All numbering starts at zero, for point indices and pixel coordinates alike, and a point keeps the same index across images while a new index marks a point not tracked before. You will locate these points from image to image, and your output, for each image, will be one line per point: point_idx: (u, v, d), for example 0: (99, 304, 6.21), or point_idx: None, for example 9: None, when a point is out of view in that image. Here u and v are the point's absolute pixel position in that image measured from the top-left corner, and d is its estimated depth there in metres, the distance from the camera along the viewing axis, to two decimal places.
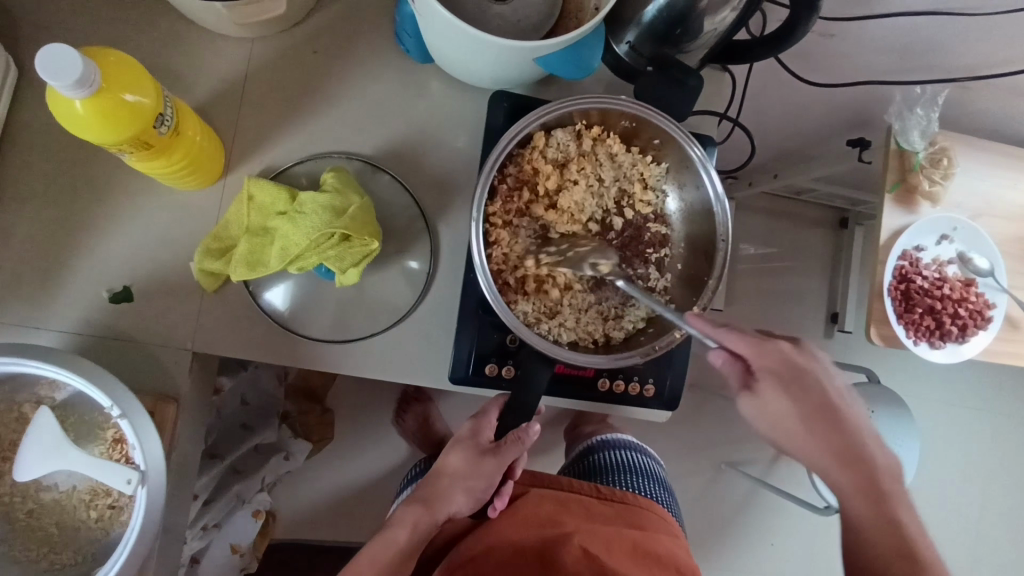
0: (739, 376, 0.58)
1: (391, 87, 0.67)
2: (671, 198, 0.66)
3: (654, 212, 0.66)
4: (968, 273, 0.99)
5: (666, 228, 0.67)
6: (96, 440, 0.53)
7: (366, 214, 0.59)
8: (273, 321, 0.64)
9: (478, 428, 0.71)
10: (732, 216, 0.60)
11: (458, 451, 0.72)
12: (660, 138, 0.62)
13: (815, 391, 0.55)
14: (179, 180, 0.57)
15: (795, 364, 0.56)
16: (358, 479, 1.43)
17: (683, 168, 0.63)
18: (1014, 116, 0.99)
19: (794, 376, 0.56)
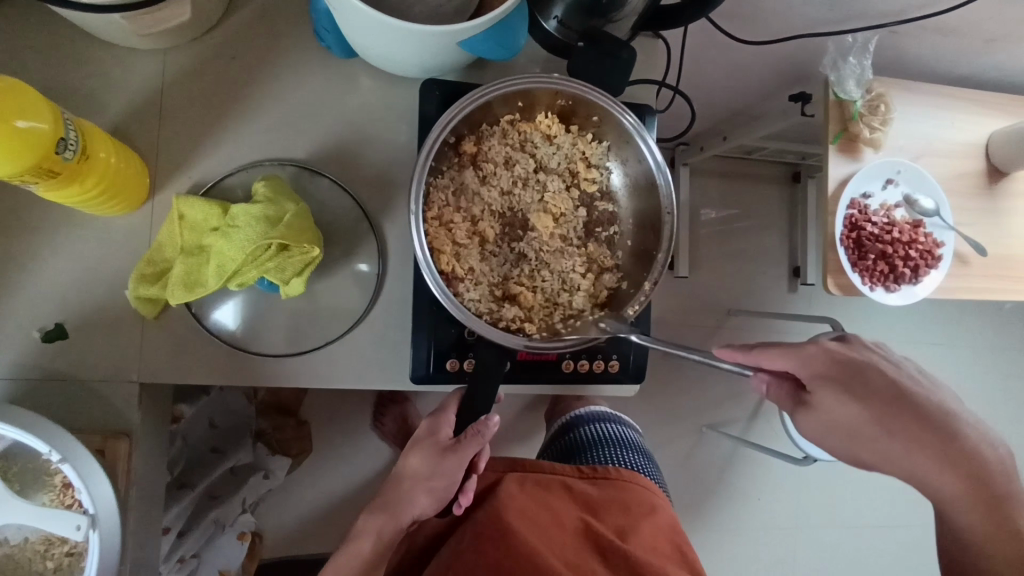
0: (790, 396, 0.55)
1: (318, 86, 0.65)
2: (615, 175, 0.66)
3: (599, 190, 0.66)
4: (915, 214, 1.01)
5: (613, 206, 0.66)
6: (43, 488, 0.49)
7: (302, 221, 0.57)
8: (222, 341, 0.62)
9: (436, 426, 0.69)
10: (675, 188, 0.60)
11: (417, 453, 0.69)
12: (597, 115, 0.61)
13: (879, 393, 0.51)
14: (97, 206, 0.54)
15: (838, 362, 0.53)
16: (344, 488, 1.41)
17: (624, 143, 0.63)
18: (945, 56, 1.01)
19: (852, 377, 0.52)
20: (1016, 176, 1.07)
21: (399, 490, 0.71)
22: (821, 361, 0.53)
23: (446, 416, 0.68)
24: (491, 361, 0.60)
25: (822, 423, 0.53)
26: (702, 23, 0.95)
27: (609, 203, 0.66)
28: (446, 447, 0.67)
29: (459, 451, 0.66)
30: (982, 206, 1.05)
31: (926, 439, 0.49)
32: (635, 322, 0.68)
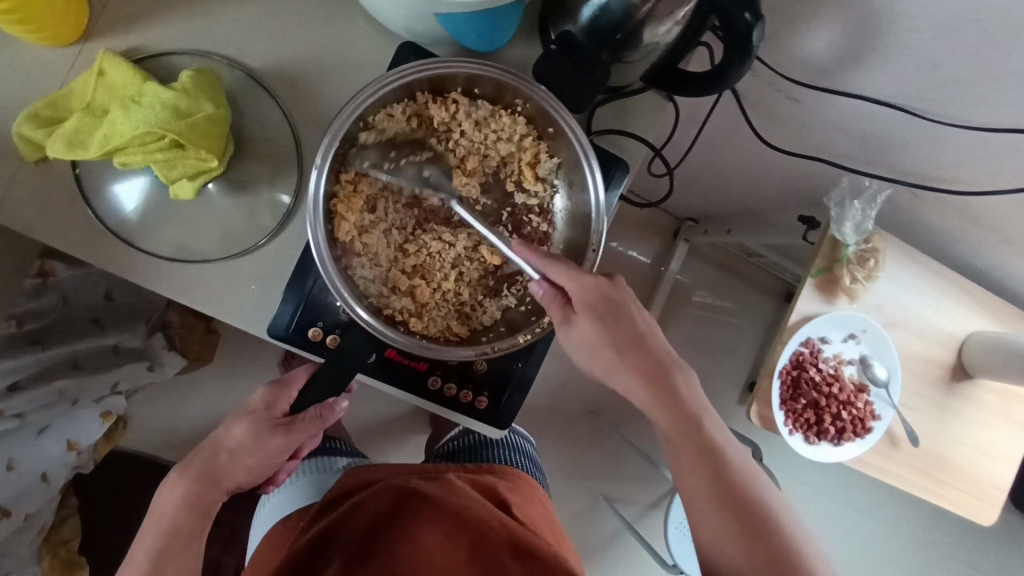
0: (558, 311, 0.55)
1: (302, 6, 0.61)
2: (560, 196, 0.61)
3: (539, 206, 0.61)
4: (864, 379, 0.97)
5: (548, 226, 0.61)
6: None
7: (213, 127, 0.53)
8: (96, 216, 0.58)
9: (273, 399, 0.58)
10: (607, 231, 0.56)
11: (241, 423, 0.58)
12: (554, 128, 0.57)
13: (626, 328, 0.55)
14: (4, 21, 0.51)
15: (612, 301, 0.54)
16: (226, 411, 1.36)
17: (573, 165, 0.58)
18: (961, 241, 0.97)
19: (609, 310, 0.54)
20: (982, 384, 1.02)
21: (212, 461, 0.59)
22: (591, 288, 0.53)
23: (289, 387, 0.59)
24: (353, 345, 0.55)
25: (574, 342, 0.56)
26: (735, 109, 0.91)
27: (545, 221, 0.61)
28: (280, 421, 0.57)
29: (293, 428, 0.57)
30: (935, 398, 1.01)
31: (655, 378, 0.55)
32: (524, 366, 0.63)
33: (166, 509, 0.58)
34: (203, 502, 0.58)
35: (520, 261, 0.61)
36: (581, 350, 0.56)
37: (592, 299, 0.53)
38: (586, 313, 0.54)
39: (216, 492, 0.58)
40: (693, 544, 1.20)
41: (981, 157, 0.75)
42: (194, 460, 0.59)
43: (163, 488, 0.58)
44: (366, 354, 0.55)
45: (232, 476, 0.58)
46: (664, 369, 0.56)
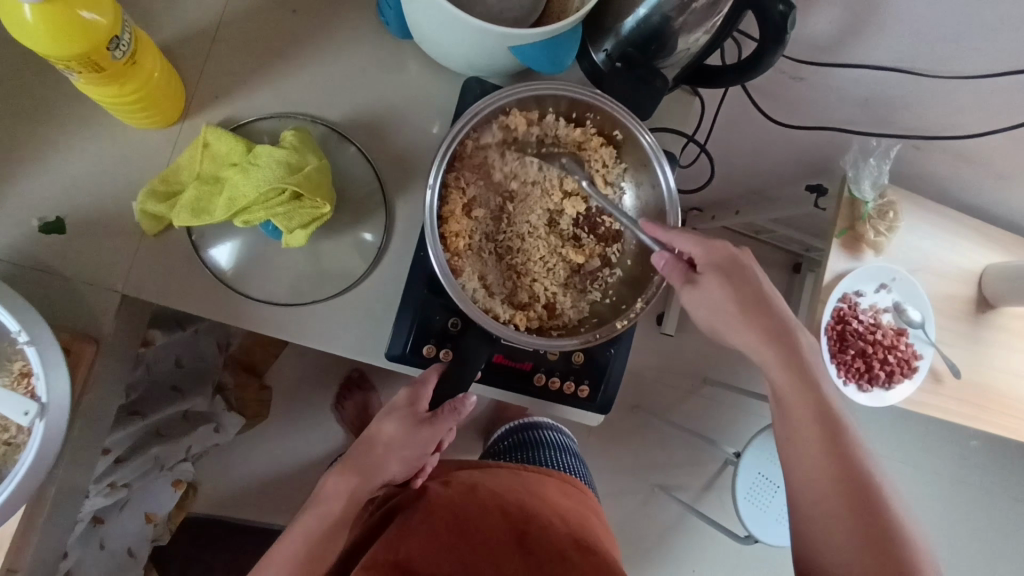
0: (682, 274, 0.60)
1: (368, 60, 0.67)
2: (628, 196, 0.68)
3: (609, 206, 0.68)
4: (901, 322, 1.04)
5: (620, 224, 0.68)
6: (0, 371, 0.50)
7: (321, 176, 0.58)
8: (213, 276, 0.63)
9: (413, 397, 0.63)
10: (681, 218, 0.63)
11: (392, 421, 0.64)
12: (622, 134, 0.64)
13: (750, 285, 0.58)
14: (126, 113, 0.56)
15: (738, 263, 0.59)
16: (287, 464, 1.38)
17: (641, 166, 0.65)
18: (960, 184, 1.05)
19: (733, 269, 0.59)
20: (1003, 311, 1.10)
21: (368, 457, 0.66)
22: (716, 247, 0.59)
23: (422, 388, 0.62)
24: (472, 349, 0.59)
25: (699, 301, 0.59)
26: (741, 97, 0.99)
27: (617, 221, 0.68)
28: (422, 420, 0.62)
29: (433, 424, 0.62)
30: (964, 330, 1.08)
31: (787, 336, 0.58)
32: (617, 352, 0.69)
33: (329, 500, 0.65)
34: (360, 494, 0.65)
35: (598, 258, 0.67)
36: (704, 311, 0.60)
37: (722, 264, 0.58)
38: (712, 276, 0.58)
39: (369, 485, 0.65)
40: (763, 511, 1.24)
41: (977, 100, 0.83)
42: (352, 457, 0.66)
43: (329, 480, 0.66)
44: (485, 355, 0.59)
45: (387, 469, 0.65)
46: (806, 370, 0.57)
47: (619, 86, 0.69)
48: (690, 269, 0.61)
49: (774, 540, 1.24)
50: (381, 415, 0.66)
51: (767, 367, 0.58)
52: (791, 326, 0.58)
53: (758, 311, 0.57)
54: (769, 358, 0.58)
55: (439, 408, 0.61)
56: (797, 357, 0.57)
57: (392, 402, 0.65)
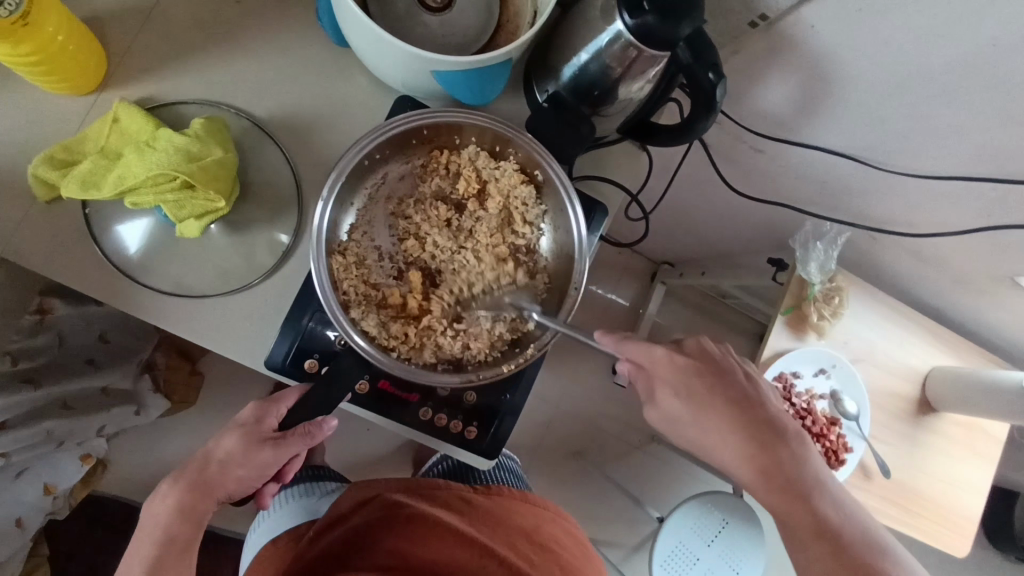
0: (645, 386, 0.63)
1: (306, 61, 0.66)
2: (546, 236, 0.66)
3: (526, 245, 0.65)
4: (835, 412, 1.01)
5: (534, 264, 0.66)
6: None
7: (222, 170, 0.56)
8: (102, 253, 0.60)
9: (263, 413, 0.60)
10: (589, 270, 0.60)
11: (234, 435, 0.59)
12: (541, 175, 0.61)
13: (719, 388, 0.60)
14: (30, 74, 0.54)
15: (708, 353, 0.62)
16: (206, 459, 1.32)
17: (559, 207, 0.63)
18: (916, 281, 1.04)
19: (706, 373, 0.61)
20: (945, 416, 1.07)
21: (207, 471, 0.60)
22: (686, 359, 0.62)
23: (278, 404, 0.60)
24: (344, 367, 0.57)
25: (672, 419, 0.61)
26: (705, 159, 0.98)
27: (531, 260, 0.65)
28: (269, 438, 0.58)
29: (282, 443, 0.58)
30: (903, 429, 1.05)
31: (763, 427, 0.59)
32: (512, 398, 0.66)
33: (157, 514, 0.59)
34: (194, 510, 0.59)
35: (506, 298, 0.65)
36: (666, 425, 0.63)
37: (690, 373, 0.61)
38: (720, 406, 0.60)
39: (204, 502, 0.59)
40: None
41: (927, 203, 0.82)
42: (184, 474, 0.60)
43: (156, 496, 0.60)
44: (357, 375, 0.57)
45: (226, 486, 0.59)
46: (795, 481, 0.57)
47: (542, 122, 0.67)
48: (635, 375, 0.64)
49: None
50: (223, 429, 0.60)
51: (732, 463, 0.60)
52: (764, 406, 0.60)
53: (734, 417, 0.59)
54: (748, 466, 0.58)
55: (289, 428, 0.58)
56: (788, 463, 0.58)
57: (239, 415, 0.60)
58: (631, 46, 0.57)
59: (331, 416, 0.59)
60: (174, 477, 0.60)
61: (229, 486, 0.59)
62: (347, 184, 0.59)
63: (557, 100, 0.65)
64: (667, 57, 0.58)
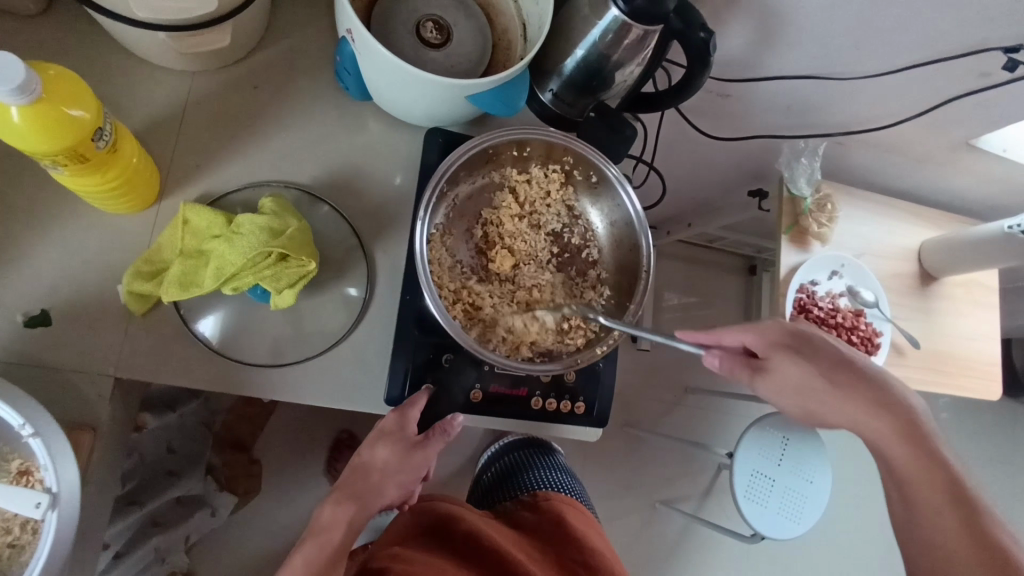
0: (742, 367, 0.61)
1: (331, 124, 0.71)
2: (599, 224, 0.73)
3: (585, 235, 0.73)
4: (857, 304, 1.10)
5: (596, 251, 0.72)
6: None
7: (304, 237, 0.61)
8: (204, 346, 0.64)
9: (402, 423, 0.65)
10: (654, 244, 0.67)
11: (384, 446, 0.66)
12: (596, 174, 0.69)
13: (827, 357, 0.58)
14: (106, 199, 0.58)
15: (799, 335, 0.60)
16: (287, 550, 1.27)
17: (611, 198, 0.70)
18: (883, 172, 1.16)
19: (803, 344, 0.59)
20: (945, 281, 1.19)
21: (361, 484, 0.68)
22: (777, 331, 0.60)
23: (412, 409, 0.64)
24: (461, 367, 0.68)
25: (776, 387, 0.60)
26: (678, 119, 1.07)
27: (594, 250, 0.72)
28: (415, 442, 0.66)
29: (427, 447, 0.66)
30: (915, 303, 1.16)
31: (896, 415, 0.55)
32: (605, 366, 0.72)
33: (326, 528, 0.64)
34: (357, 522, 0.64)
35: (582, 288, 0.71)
36: (782, 396, 0.60)
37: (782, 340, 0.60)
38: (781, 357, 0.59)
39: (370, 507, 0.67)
40: (764, 507, 1.27)
41: (885, 98, 0.93)
42: (346, 484, 0.67)
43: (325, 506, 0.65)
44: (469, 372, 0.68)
45: (387, 489, 0.68)
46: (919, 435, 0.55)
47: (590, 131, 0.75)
48: (751, 357, 0.61)
49: (780, 534, 1.27)
50: (369, 442, 0.67)
51: (878, 438, 0.56)
52: (886, 384, 0.57)
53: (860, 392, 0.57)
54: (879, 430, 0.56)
55: (431, 431, 0.66)
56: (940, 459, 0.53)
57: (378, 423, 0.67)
58: (627, 27, 0.64)
59: (457, 415, 0.65)
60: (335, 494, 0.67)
61: (389, 489, 0.68)
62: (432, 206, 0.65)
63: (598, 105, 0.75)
64: (661, 28, 0.65)
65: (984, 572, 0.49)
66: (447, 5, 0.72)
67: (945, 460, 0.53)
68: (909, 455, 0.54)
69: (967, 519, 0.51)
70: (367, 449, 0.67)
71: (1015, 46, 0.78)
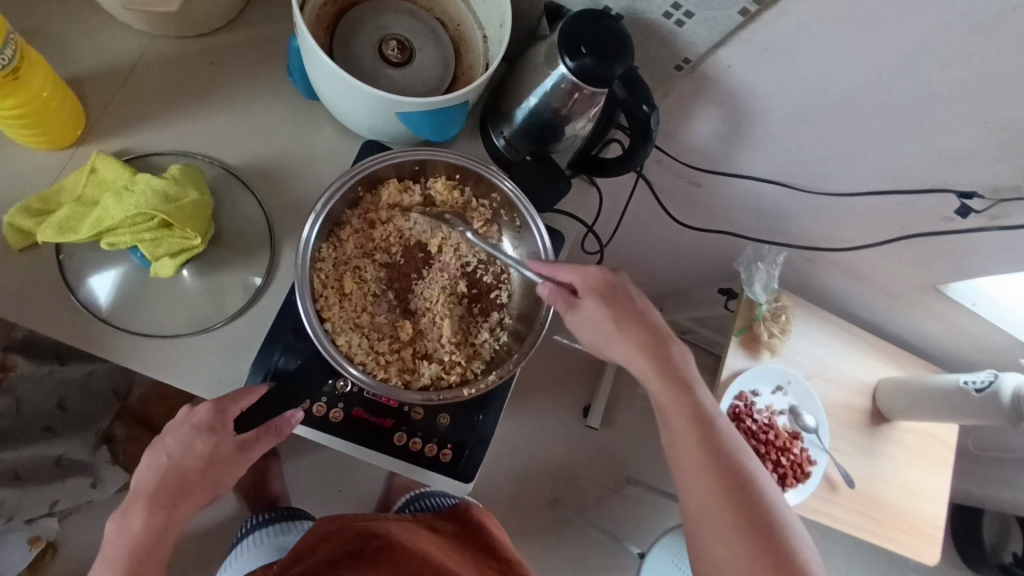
0: (565, 301, 0.64)
1: (277, 114, 0.71)
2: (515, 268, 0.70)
3: (499, 276, 0.69)
4: (796, 426, 1.05)
5: (506, 294, 0.69)
6: None
7: (199, 210, 0.60)
8: (75, 296, 0.62)
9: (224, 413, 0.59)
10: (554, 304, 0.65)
11: (200, 440, 0.59)
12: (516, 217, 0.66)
13: (628, 307, 0.64)
14: (16, 130, 0.57)
15: (608, 282, 0.64)
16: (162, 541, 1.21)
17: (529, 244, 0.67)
18: (853, 299, 1.12)
19: (610, 291, 0.64)
20: (898, 425, 1.13)
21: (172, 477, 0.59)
22: (594, 276, 0.63)
23: (238, 401, 0.60)
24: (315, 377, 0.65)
25: (580, 324, 0.64)
26: (652, 199, 1.06)
27: (503, 293, 0.69)
28: (239, 439, 0.61)
29: (257, 441, 0.62)
30: (861, 441, 1.10)
31: (662, 353, 0.64)
32: (485, 419, 0.68)
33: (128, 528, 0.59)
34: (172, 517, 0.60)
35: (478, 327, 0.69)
36: (584, 332, 0.65)
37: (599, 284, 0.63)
38: (591, 296, 0.63)
39: (194, 504, 0.61)
40: None
41: (851, 220, 0.91)
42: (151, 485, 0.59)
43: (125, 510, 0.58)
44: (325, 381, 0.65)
45: (220, 483, 0.61)
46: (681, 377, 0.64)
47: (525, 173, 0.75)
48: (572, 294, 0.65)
49: None
50: (179, 436, 0.59)
51: (644, 377, 0.64)
52: (661, 331, 0.65)
53: (642, 337, 0.64)
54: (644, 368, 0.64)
55: (263, 427, 0.61)
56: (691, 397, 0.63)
57: (190, 419, 0.60)
58: (574, 86, 0.64)
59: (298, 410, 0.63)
60: (145, 501, 0.59)
61: (220, 485, 0.61)
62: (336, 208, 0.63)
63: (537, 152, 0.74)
64: (607, 94, 0.65)
65: (715, 486, 0.60)
66: (417, 27, 0.72)
67: (691, 388, 0.64)
68: (664, 391, 0.63)
69: (709, 448, 0.61)
70: (175, 451, 0.59)
71: (970, 192, 0.76)
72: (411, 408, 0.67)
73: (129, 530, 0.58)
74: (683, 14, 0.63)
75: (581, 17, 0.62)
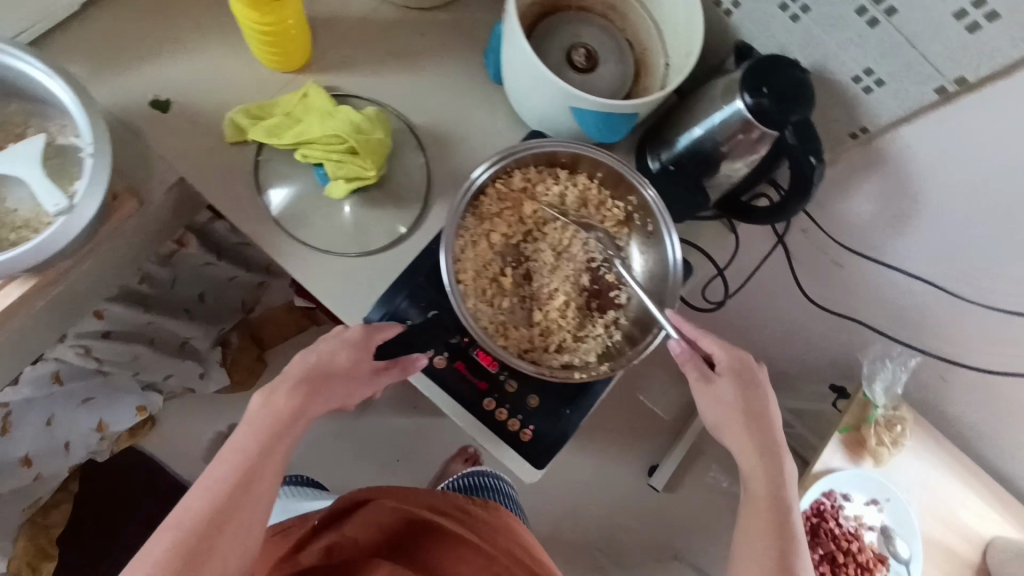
0: (696, 367, 0.68)
1: (462, 88, 0.78)
2: (640, 269, 0.71)
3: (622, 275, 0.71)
4: (885, 549, 0.96)
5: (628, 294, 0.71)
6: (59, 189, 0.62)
7: (379, 148, 0.67)
8: (257, 194, 0.71)
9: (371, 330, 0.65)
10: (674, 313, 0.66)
11: (348, 352, 0.64)
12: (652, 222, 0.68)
13: (756, 400, 0.68)
14: (261, 47, 0.69)
15: (749, 369, 0.68)
16: None
17: (659, 250, 0.69)
18: (988, 439, 1.00)
19: (746, 376, 0.67)
20: None
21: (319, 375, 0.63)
22: (735, 357, 0.68)
23: (380, 332, 0.66)
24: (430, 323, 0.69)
25: (711, 399, 0.68)
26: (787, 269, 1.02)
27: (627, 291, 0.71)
28: (378, 365, 0.66)
29: (387, 371, 0.66)
30: None
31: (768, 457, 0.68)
32: (571, 413, 0.69)
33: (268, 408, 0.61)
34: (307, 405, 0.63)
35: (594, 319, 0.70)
36: (707, 405, 0.68)
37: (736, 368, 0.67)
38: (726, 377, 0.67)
39: (326, 405, 0.65)
40: None
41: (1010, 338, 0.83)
42: (307, 381, 0.63)
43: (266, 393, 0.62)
44: (435, 332, 0.69)
45: (351, 394, 0.66)
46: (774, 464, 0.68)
47: (668, 192, 0.75)
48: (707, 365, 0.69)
49: None
50: (332, 342, 0.64)
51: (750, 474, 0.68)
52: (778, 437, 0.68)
53: (755, 429, 0.67)
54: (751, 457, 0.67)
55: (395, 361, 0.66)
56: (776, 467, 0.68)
57: (342, 332, 0.65)
58: (747, 124, 0.64)
59: (422, 355, 0.67)
60: (290, 388, 0.62)
61: (348, 396, 0.66)
62: (490, 180, 0.68)
63: (684, 174, 0.74)
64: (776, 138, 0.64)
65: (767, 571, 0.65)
66: (607, 43, 0.77)
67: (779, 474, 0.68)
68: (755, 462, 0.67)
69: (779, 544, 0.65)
70: (323, 352, 0.64)
71: None
72: (507, 379, 0.69)
73: (268, 407, 0.61)
74: (874, 81, 0.63)
75: (765, 62, 0.64)
